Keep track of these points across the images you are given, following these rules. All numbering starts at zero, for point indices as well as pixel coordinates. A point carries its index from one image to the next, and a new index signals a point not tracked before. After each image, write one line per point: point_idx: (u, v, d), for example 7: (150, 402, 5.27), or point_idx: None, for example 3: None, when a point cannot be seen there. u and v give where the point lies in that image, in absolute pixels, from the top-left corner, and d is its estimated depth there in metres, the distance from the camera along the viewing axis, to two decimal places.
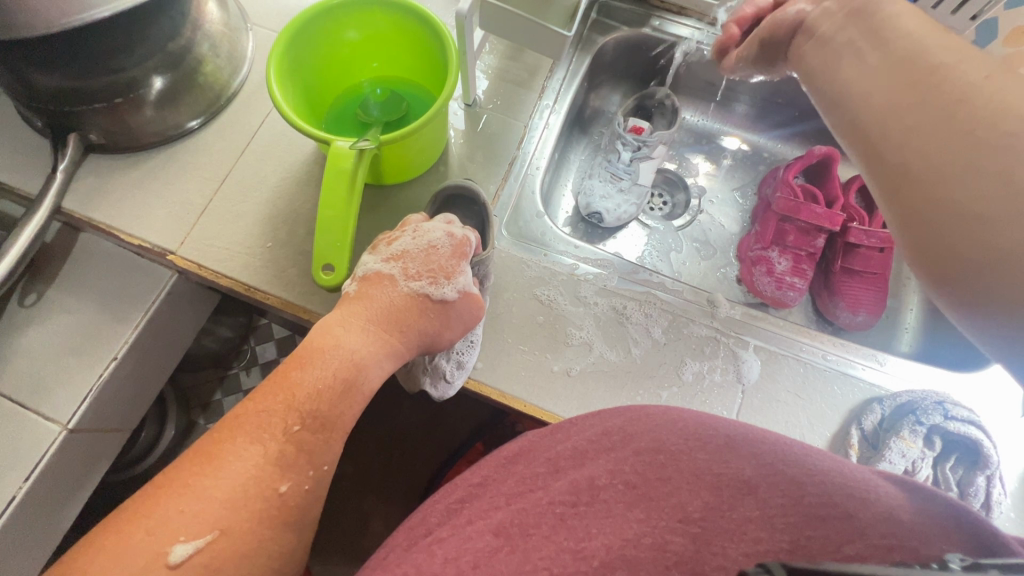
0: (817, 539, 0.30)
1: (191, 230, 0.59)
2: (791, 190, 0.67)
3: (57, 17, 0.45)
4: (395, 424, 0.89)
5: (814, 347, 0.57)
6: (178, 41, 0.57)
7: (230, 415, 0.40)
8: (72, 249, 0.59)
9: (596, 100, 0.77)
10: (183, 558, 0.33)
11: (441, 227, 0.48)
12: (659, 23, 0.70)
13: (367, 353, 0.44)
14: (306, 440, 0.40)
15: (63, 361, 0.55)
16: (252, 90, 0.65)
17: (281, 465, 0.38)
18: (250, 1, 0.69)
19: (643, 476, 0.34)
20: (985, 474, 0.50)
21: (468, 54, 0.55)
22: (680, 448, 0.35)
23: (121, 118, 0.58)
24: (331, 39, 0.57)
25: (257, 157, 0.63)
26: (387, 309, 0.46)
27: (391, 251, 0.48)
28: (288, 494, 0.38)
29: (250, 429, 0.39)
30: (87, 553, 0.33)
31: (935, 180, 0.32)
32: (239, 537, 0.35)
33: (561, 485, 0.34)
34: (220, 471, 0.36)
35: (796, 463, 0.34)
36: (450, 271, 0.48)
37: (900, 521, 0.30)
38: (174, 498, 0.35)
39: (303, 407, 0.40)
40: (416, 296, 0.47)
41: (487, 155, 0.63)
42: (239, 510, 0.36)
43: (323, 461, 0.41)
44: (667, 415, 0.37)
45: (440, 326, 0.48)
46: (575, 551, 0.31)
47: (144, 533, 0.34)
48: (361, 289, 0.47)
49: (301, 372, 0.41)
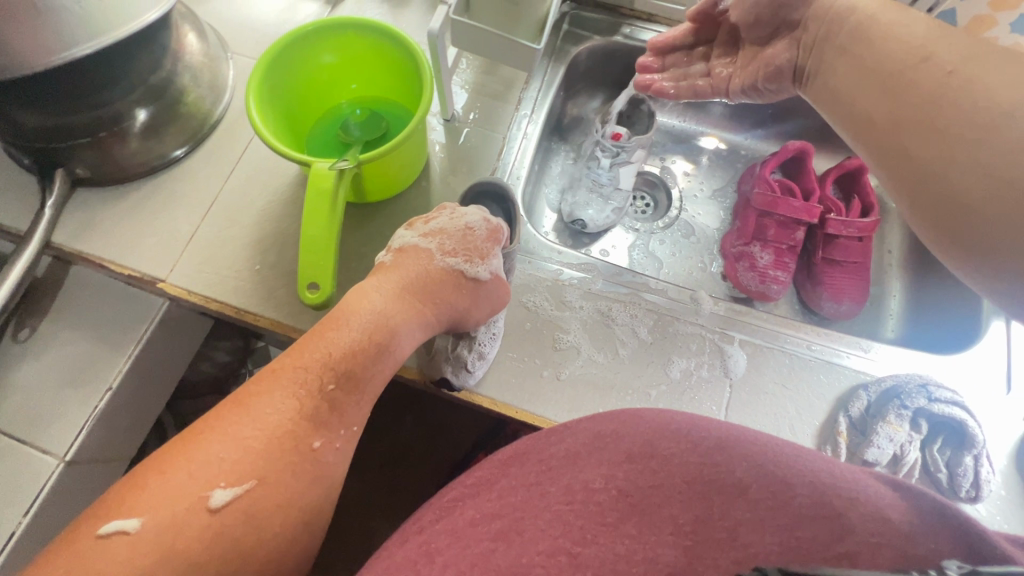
0: (806, 539, 0.31)
1: (179, 258, 0.60)
2: (767, 185, 0.69)
3: (38, 57, 0.47)
4: (397, 440, 0.89)
5: (798, 338, 0.57)
6: (160, 74, 0.59)
7: (269, 368, 0.41)
8: (63, 282, 0.60)
9: (573, 107, 0.78)
10: (223, 503, 0.35)
11: (478, 213, 0.50)
12: (630, 30, 0.72)
13: (399, 320, 0.45)
14: (339, 399, 0.41)
15: (58, 394, 0.56)
16: (235, 117, 0.67)
17: (315, 421, 0.40)
18: (228, 30, 0.70)
19: (636, 484, 0.34)
20: (973, 454, 0.50)
21: (444, 71, 0.57)
22: (672, 453, 0.35)
23: (108, 152, 0.59)
24: (308, 64, 0.58)
25: (241, 182, 0.64)
26: (421, 279, 0.47)
27: (427, 228, 0.50)
28: (320, 450, 0.40)
29: (287, 383, 0.40)
30: (131, 495, 0.34)
31: (941, 167, 0.36)
32: (274, 487, 0.37)
33: (555, 490, 0.34)
34: (259, 421, 0.38)
35: (785, 462, 0.35)
36: (484, 252, 0.49)
37: (891, 522, 0.31)
38: (214, 445, 0.36)
39: (339, 366, 0.41)
40: (451, 271, 0.48)
41: (468, 168, 0.64)
42: (274, 462, 0.37)
43: (353, 422, 0.42)
44: (655, 416, 0.38)
45: (469, 303, 0.49)
46: (571, 555, 0.32)
47: (185, 475, 0.35)
48: (398, 259, 0.49)
49: (337, 332, 0.42)
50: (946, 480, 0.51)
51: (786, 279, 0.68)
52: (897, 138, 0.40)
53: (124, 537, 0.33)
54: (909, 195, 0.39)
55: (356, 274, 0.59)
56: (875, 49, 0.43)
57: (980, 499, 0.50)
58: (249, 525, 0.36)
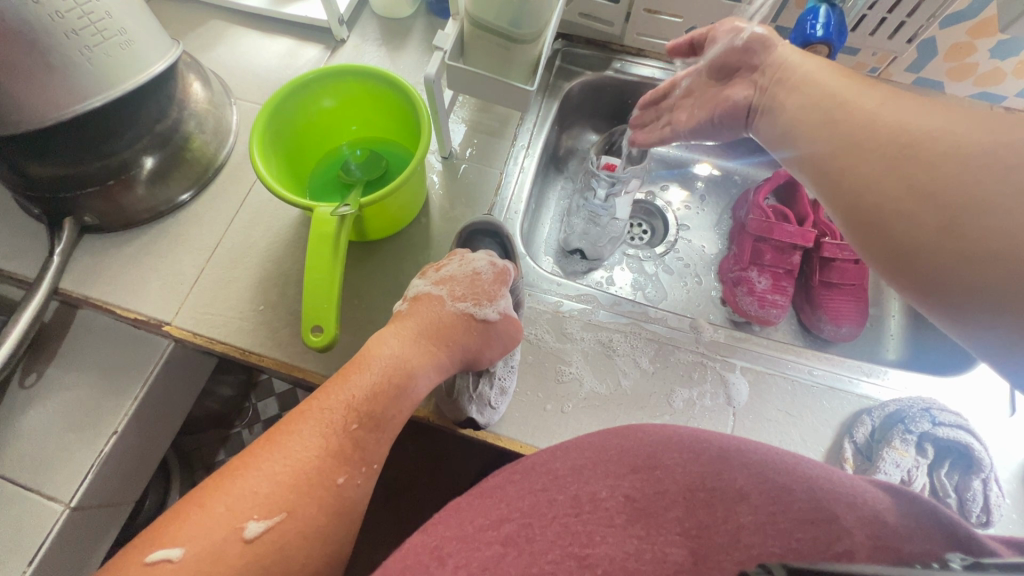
0: (806, 541, 0.30)
1: (185, 300, 0.61)
2: (762, 212, 0.69)
3: (48, 112, 0.49)
4: (401, 471, 0.88)
5: (800, 364, 0.58)
6: (166, 122, 0.61)
7: (297, 408, 0.41)
8: (70, 327, 0.61)
9: (569, 138, 0.80)
10: (256, 534, 0.35)
11: (485, 257, 0.52)
12: (621, 64, 0.74)
13: (415, 362, 0.45)
14: (361, 438, 0.41)
15: (64, 440, 0.56)
16: (239, 161, 0.68)
17: (339, 459, 0.40)
18: (231, 77, 0.73)
19: (643, 491, 0.34)
20: (981, 478, 0.50)
21: (441, 113, 0.59)
22: (675, 463, 0.36)
23: (114, 200, 0.60)
24: (310, 107, 0.60)
25: (246, 224, 0.65)
26: (434, 324, 0.48)
27: (438, 276, 0.52)
28: (343, 486, 0.39)
29: (315, 421, 0.40)
30: (173, 522, 0.35)
31: (894, 221, 0.38)
32: (303, 521, 0.37)
33: (563, 499, 0.34)
34: (289, 457, 0.38)
35: (787, 471, 0.35)
36: (492, 294, 0.51)
37: (884, 524, 0.31)
38: (249, 478, 0.37)
39: (361, 407, 0.41)
40: (461, 315, 0.49)
41: (467, 202, 0.66)
42: (303, 496, 0.37)
43: (375, 460, 0.42)
44: (662, 432, 0.39)
45: (481, 343, 0.50)
46: (579, 558, 0.31)
47: (221, 508, 0.35)
48: (412, 307, 0.50)
49: (359, 374, 0.43)
50: (955, 505, 0.50)
51: (785, 303, 0.68)
52: (858, 187, 0.41)
53: (167, 566, 0.33)
54: (888, 263, 0.39)
55: (359, 312, 0.59)
56: (819, 95, 0.47)
57: (992, 524, 0.49)
58: (280, 558, 0.35)
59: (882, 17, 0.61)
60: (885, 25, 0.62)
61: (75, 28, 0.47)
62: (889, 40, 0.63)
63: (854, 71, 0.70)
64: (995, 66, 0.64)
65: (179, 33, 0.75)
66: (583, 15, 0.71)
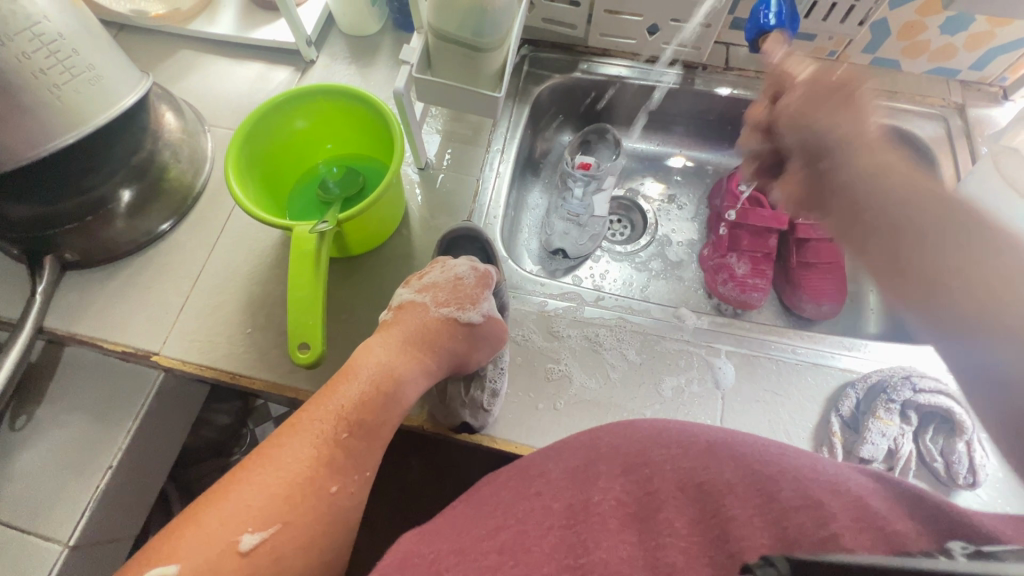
0: (797, 525, 0.31)
1: (171, 330, 0.61)
2: (733, 198, 0.72)
3: (20, 152, 0.49)
4: (405, 482, 0.88)
5: (783, 344, 0.59)
6: (141, 154, 0.62)
7: (287, 420, 0.42)
8: (59, 366, 0.61)
9: (543, 141, 0.82)
10: (252, 547, 0.36)
11: (466, 262, 0.52)
12: (588, 65, 0.76)
13: (402, 369, 0.46)
14: (352, 446, 0.42)
15: (59, 479, 0.56)
16: (216, 186, 0.69)
17: (331, 467, 0.40)
18: (204, 105, 0.73)
19: (633, 495, 0.35)
20: (965, 440, 0.51)
21: (413, 125, 0.60)
22: (665, 460, 0.36)
23: (95, 235, 0.61)
24: (284, 127, 0.60)
25: (229, 248, 0.65)
26: (420, 332, 0.49)
27: (421, 283, 0.52)
28: (337, 495, 0.40)
29: (305, 432, 0.40)
30: (168, 540, 0.35)
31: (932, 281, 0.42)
32: (299, 530, 0.37)
33: (557, 507, 0.35)
34: (281, 470, 0.38)
35: (774, 459, 0.36)
36: (475, 298, 0.51)
37: (867, 506, 0.31)
38: (241, 493, 0.37)
39: (351, 416, 0.42)
40: (446, 320, 0.50)
41: (447, 211, 0.66)
42: (297, 506, 0.38)
43: (367, 467, 0.42)
44: (652, 426, 0.39)
45: (467, 347, 0.50)
46: (575, 569, 0.31)
47: (217, 523, 0.35)
48: (398, 315, 0.50)
49: (347, 384, 0.43)
50: (943, 469, 0.51)
51: (765, 285, 0.70)
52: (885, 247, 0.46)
53: None
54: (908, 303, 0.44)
55: (348, 328, 0.60)
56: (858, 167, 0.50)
57: (978, 484, 0.51)
58: (278, 567, 0.36)
59: (832, 3, 0.63)
60: (837, 10, 0.64)
61: (43, 68, 0.48)
62: (843, 23, 0.65)
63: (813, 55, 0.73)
64: (947, 41, 0.67)
65: (149, 65, 0.76)
66: (546, 19, 0.73)
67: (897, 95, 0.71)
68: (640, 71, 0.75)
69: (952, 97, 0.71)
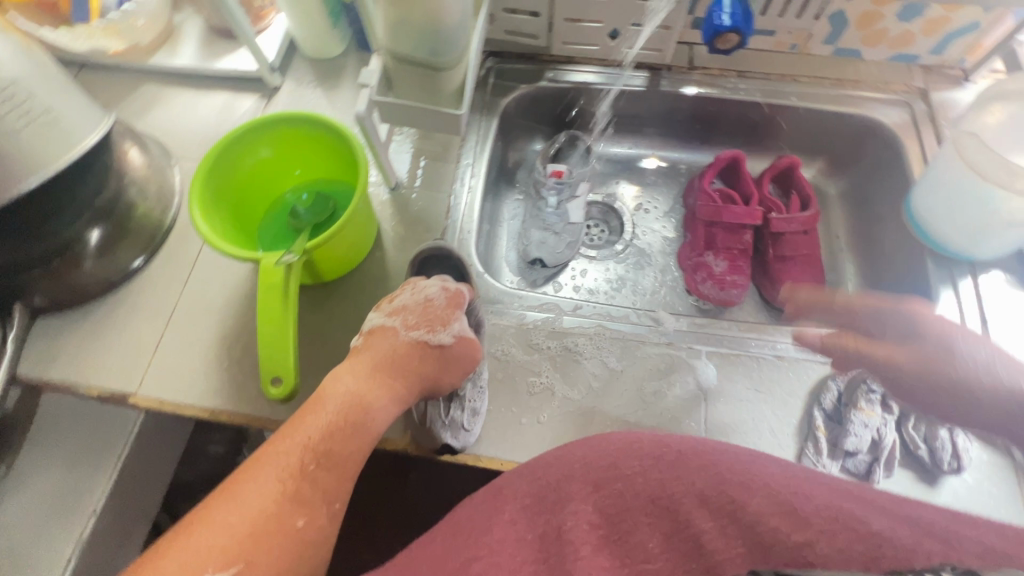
0: None
1: (146, 369, 0.60)
2: (708, 197, 0.72)
3: None
4: (402, 501, 0.87)
5: (763, 342, 0.59)
6: (106, 194, 0.61)
7: (254, 455, 0.42)
8: (35, 413, 0.59)
9: (515, 152, 0.81)
10: None
11: (435, 283, 0.52)
12: (553, 74, 0.76)
13: (372, 396, 0.46)
14: (320, 478, 0.41)
15: (43, 529, 0.55)
16: (187, 220, 0.68)
17: (297, 501, 0.40)
18: (170, 138, 0.73)
19: (603, 510, 0.39)
20: (947, 426, 0.52)
21: (378, 147, 0.60)
22: (635, 471, 0.39)
23: (65, 279, 0.60)
24: (247, 158, 0.60)
25: (202, 282, 0.65)
26: (390, 358, 0.48)
27: (391, 308, 0.51)
28: (305, 529, 0.40)
29: (270, 466, 0.41)
30: None
31: None
32: (262, 568, 0.37)
33: (532, 536, 0.38)
34: (244, 507, 0.39)
35: None
36: (445, 319, 0.50)
37: None
38: (204, 533, 0.37)
39: (318, 447, 0.42)
40: (416, 344, 0.49)
41: (420, 229, 0.66)
42: (260, 543, 0.38)
43: (336, 499, 0.42)
44: (624, 437, 0.41)
45: (438, 370, 0.50)
46: None
47: (176, 566, 0.36)
48: (368, 341, 0.50)
49: (314, 415, 0.43)
50: (927, 456, 0.51)
51: (744, 281, 0.71)
52: None
53: None
54: None
55: (326, 355, 0.59)
56: None
57: (963, 469, 0.51)
58: None
59: None
60: None
61: None
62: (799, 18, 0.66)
63: (775, 50, 0.73)
64: (904, 28, 0.68)
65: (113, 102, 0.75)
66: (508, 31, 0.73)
67: (860, 84, 0.72)
68: (606, 75, 0.75)
69: (915, 82, 0.72)
